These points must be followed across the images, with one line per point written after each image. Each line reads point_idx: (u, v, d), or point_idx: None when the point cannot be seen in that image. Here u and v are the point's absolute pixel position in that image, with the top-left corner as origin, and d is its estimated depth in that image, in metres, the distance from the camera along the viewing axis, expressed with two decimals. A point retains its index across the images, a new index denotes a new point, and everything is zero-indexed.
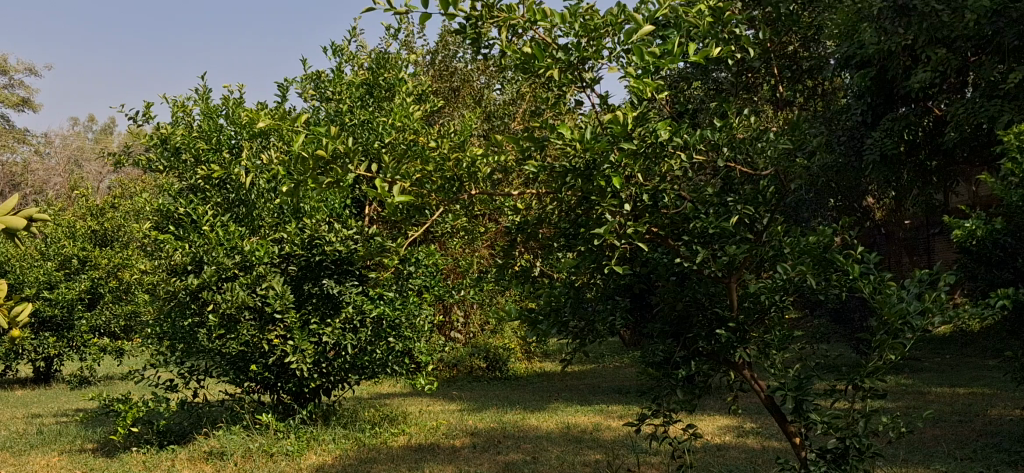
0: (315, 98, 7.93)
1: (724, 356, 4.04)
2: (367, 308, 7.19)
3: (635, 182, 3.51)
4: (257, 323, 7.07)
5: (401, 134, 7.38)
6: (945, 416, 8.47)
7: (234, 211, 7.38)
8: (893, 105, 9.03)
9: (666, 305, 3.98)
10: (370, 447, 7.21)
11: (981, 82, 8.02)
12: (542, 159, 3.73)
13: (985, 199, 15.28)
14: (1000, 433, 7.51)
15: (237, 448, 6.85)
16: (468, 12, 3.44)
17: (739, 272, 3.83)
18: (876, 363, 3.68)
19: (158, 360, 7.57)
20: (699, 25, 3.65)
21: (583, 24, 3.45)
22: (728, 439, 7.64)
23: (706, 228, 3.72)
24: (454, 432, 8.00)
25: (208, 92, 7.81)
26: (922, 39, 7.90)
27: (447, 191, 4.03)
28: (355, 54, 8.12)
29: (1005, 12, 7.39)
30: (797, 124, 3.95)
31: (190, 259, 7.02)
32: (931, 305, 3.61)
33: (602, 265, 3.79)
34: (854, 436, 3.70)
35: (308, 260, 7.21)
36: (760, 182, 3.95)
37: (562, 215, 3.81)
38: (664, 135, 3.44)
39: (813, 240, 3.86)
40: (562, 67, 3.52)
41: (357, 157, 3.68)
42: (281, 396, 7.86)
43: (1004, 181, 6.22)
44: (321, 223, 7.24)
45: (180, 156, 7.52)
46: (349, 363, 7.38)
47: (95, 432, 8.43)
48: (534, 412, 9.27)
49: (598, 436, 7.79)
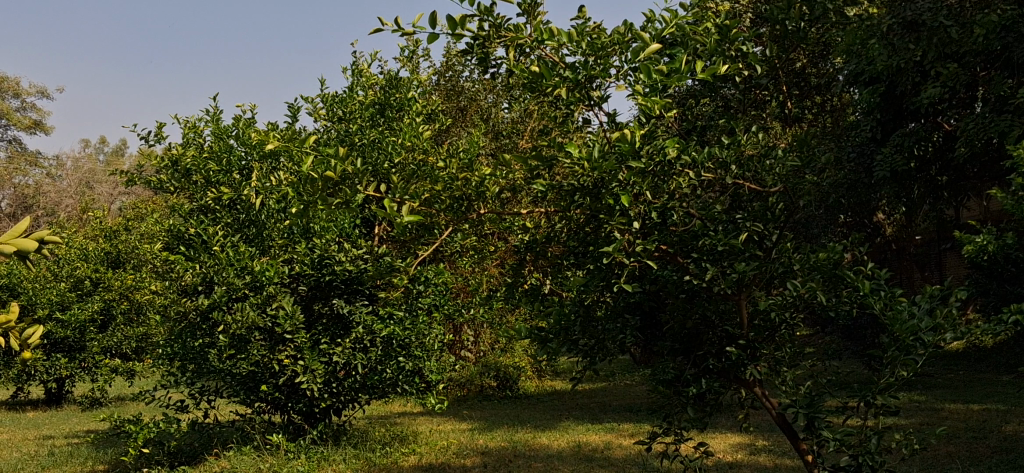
0: (327, 118, 7.97)
1: (735, 372, 4.03)
2: (378, 328, 7.22)
3: (643, 200, 3.56)
4: (268, 343, 7.09)
5: (410, 153, 7.42)
6: (959, 432, 8.42)
7: (245, 232, 7.39)
8: (902, 120, 9.14)
9: (676, 323, 3.97)
10: (380, 467, 7.19)
11: (991, 97, 8.02)
12: (550, 179, 3.76)
13: (997, 213, 15.25)
14: (1013, 450, 7.46)
15: (248, 468, 6.85)
16: (476, 32, 3.48)
17: (749, 289, 3.88)
18: (888, 380, 3.67)
19: (169, 380, 7.59)
20: (706, 43, 3.67)
21: (590, 43, 3.49)
22: (740, 457, 7.61)
23: (715, 245, 3.70)
24: (465, 451, 7.99)
25: (219, 113, 7.88)
26: (931, 54, 7.95)
27: (456, 210, 4.04)
28: (370, 74, 8.17)
29: (1015, 26, 7.45)
30: (806, 141, 3.96)
31: (201, 279, 7.07)
32: (943, 321, 3.60)
33: (611, 283, 3.78)
34: (867, 453, 3.69)
35: (318, 280, 7.26)
36: (769, 198, 3.96)
37: (571, 233, 3.81)
38: (672, 153, 3.50)
39: (822, 257, 3.90)
40: (570, 86, 3.54)
41: (365, 178, 3.72)
42: (292, 416, 7.89)
43: (1015, 196, 6.19)
44: (331, 243, 7.27)
45: (190, 177, 7.61)
46: (360, 382, 7.42)
47: (107, 453, 8.46)
48: (545, 431, 9.25)
49: (609, 455, 7.76)
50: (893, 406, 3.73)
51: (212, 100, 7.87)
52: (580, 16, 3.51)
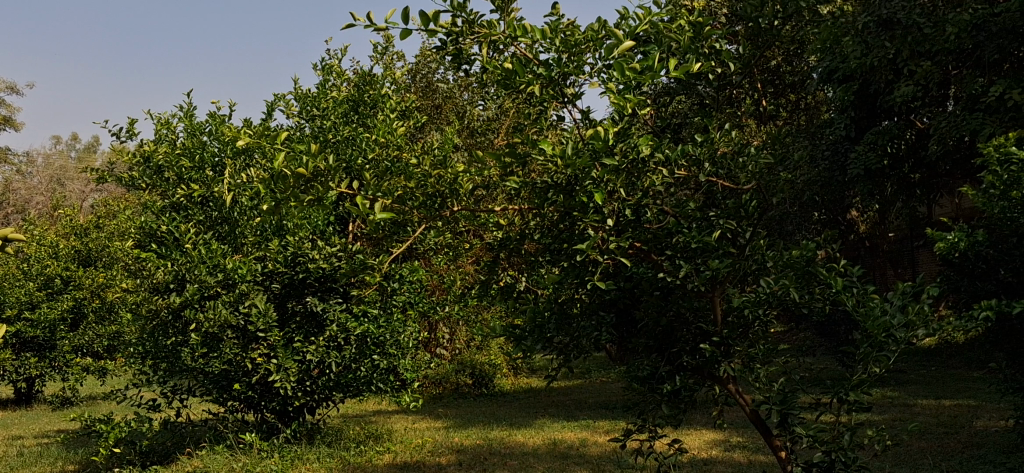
0: (300, 115, 7.92)
1: (709, 370, 4.02)
2: (352, 326, 7.21)
3: (617, 197, 3.55)
4: (240, 341, 7.04)
5: (384, 150, 7.38)
6: (931, 428, 8.51)
7: (218, 229, 7.37)
8: (876, 119, 9.42)
9: (651, 320, 3.96)
10: (355, 466, 7.16)
11: (963, 94, 8.16)
12: (524, 176, 3.75)
13: (969, 211, 15.44)
14: (983, 445, 7.54)
15: (221, 468, 6.80)
16: (449, 28, 3.46)
17: (722, 286, 3.84)
18: (861, 375, 3.69)
19: (140, 379, 7.51)
20: (680, 40, 3.68)
21: (563, 39, 3.47)
22: (714, 453, 7.65)
23: (689, 242, 3.68)
24: (439, 449, 7.97)
25: (193, 109, 7.82)
26: (905, 52, 8.03)
27: (430, 207, 4.01)
28: (343, 70, 8.14)
29: (985, 26, 7.58)
30: (778, 138, 3.97)
31: (172, 277, 6.99)
32: (914, 318, 3.66)
33: (586, 280, 3.75)
34: (840, 450, 3.72)
35: (292, 278, 7.21)
36: (742, 196, 3.96)
37: (546, 231, 3.82)
38: (645, 151, 3.48)
39: (795, 254, 3.88)
40: (543, 83, 3.53)
41: (337, 175, 3.68)
42: (266, 415, 7.83)
43: (985, 192, 6.29)
44: (304, 240, 7.21)
45: (162, 174, 7.50)
46: (333, 381, 7.39)
47: (77, 453, 8.38)
48: (520, 428, 9.27)
49: (585, 452, 7.78)
50: (865, 404, 3.75)
51: (185, 96, 7.82)
52: (554, 13, 3.49)
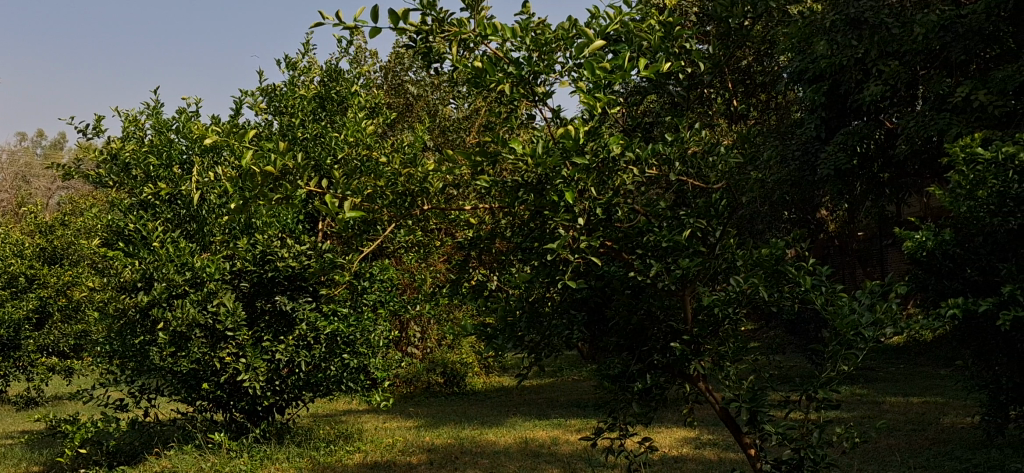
0: (269, 112, 7.86)
1: (680, 368, 4.02)
2: (322, 325, 7.17)
3: (588, 197, 3.51)
4: (208, 340, 6.98)
5: (354, 149, 7.35)
6: (899, 425, 8.60)
7: (185, 227, 7.30)
8: (846, 118, 9.47)
9: (621, 319, 3.95)
10: (325, 465, 7.13)
11: (930, 95, 8.28)
12: (493, 175, 3.73)
13: (936, 210, 15.64)
14: (950, 441, 7.63)
15: (189, 468, 6.73)
16: (418, 27, 3.43)
17: (693, 285, 3.82)
18: (830, 374, 3.72)
19: (108, 379, 7.40)
20: (650, 40, 3.68)
21: (534, 38, 3.46)
22: (684, 451, 7.68)
23: (659, 241, 3.69)
24: (410, 449, 7.95)
25: (160, 106, 7.73)
26: (873, 52, 8.11)
27: (399, 206, 3.95)
28: (309, 67, 8.08)
29: (952, 27, 7.70)
30: (747, 137, 3.98)
31: (140, 275, 6.92)
32: (883, 316, 3.69)
33: (556, 279, 3.74)
34: (809, 447, 3.76)
35: (261, 276, 7.17)
36: (712, 195, 3.95)
37: (516, 230, 3.81)
38: (615, 150, 3.48)
39: (765, 253, 3.89)
40: (514, 82, 3.48)
41: (306, 173, 3.60)
42: (234, 415, 7.75)
43: (952, 191, 6.37)
44: (273, 239, 7.17)
45: (130, 171, 7.39)
46: (303, 380, 7.34)
47: (42, 455, 8.26)
48: (492, 427, 9.25)
49: (556, 450, 7.80)
50: (833, 401, 3.77)
51: (152, 93, 7.73)
52: (525, 11, 3.47)
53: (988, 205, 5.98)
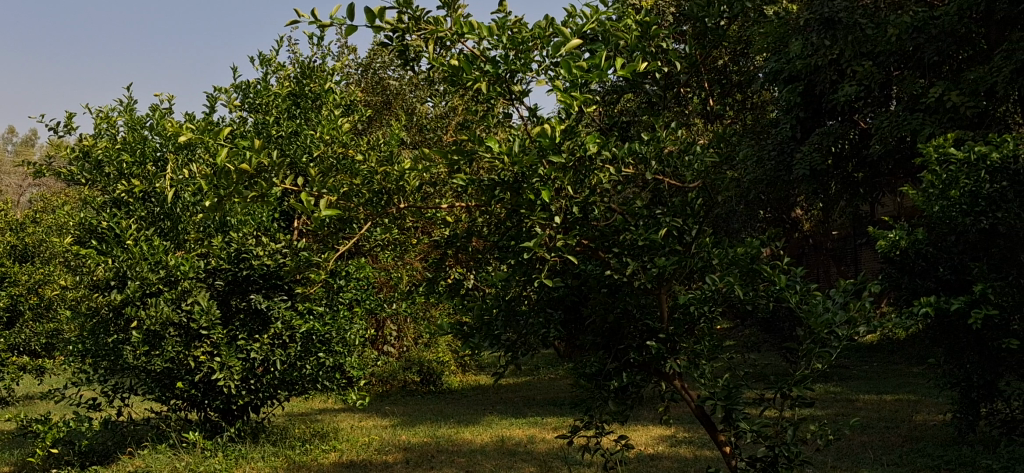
0: (243, 109, 7.81)
1: (656, 366, 4.03)
2: (297, 323, 7.13)
3: (565, 195, 3.52)
4: (183, 339, 6.94)
5: (330, 147, 7.33)
6: (873, 422, 8.66)
7: (159, 225, 7.23)
8: (821, 118, 9.52)
9: (598, 318, 3.94)
10: (301, 464, 7.09)
11: (904, 95, 8.38)
12: (470, 173, 3.73)
13: (909, 210, 15.79)
14: (922, 439, 7.70)
15: (163, 467, 6.67)
16: (395, 25, 3.42)
17: (670, 283, 3.82)
18: (804, 372, 3.74)
19: (80, 378, 7.31)
20: (627, 40, 3.69)
21: (511, 37, 3.45)
22: (660, 449, 7.71)
23: (636, 239, 3.69)
24: (387, 448, 7.93)
25: (133, 103, 7.67)
26: (848, 52, 8.18)
27: (375, 205, 3.92)
28: (283, 65, 8.04)
29: (924, 28, 7.81)
30: (723, 137, 3.99)
31: (113, 274, 6.85)
32: (857, 314, 3.72)
33: (532, 278, 3.73)
34: (784, 445, 3.79)
35: (235, 275, 7.13)
36: (688, 194, 3.95)
37: (493, 229, 3.80)
38: (592, 149, 3.48)
39: (740, 251, 3.90)
40: (491, 81, 3.47)
41: (281, 171, 3.56)
42: (209, 414, 7.69)
43: (924, 191, 6.44)
44: (248, 237, 7.13)
45: (102, 169, 7.31)
46: (278, 379, 7.29)
47: (13, 455, 8.16)
48: (468, 426, 9.23)
49: (533, 448, 7.81)
50: (807, 399, 3.80)
51: (125, 89, 7.66)
52: (501, 9, 3.46)
53: (960, 205, 6.09)
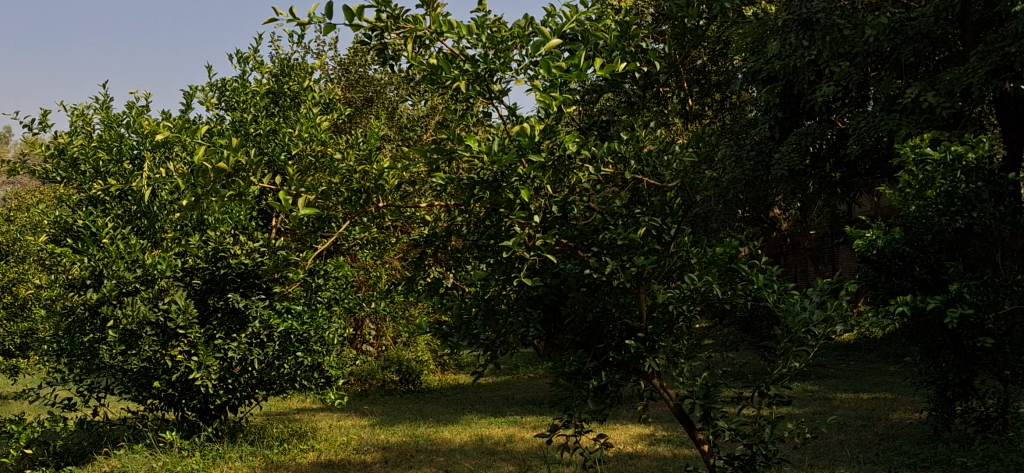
0: (221, 107, 7.76)
1: (635, 365, 4.04)
2: (275, 322, 7.09)
3: (544, 194, 3.51)
4: (160, 338, 6.89)
5: (308, 145, 7.30)
6: (850, 421, 8.72)
7: (136, 224, 7.15)
8: (799, 118, 9.57)
9: (577, 317, 3.93)
10: (278, 464, 7.05)
11: (881, 96, 8.45)
12: (449, 171, 3.72)
13: (887, 210, 15.91)
14: (899, 437, 7.76)
15: (140, 467, 6.62)
16: (373, 23, 3.40)
17: (648, 283, 3.81)
18: (782, 370, 3.75)
19: (55, 378, 7.23)
20: (607, 39, 3.69)
21: (490, 36, 3.44)
22: (639, 447, 7.73)
23: (615, 239, 3.70)
24: (365, 447, 7.91)
25: (109, 100, 7.60)
26: (826, 53, 8.23)
27: (353, 204, 3.87)
28: (262, 62, 8.00)
29: (902, 29, 7.89)
30: (702, 137, 3.99)
31: (89, 273, 6.76)
32: (833, 313, 3.74)
33: (512, 277, 3.73)
34: (762, 443, 3.82)
35: (212, 274, 7.10)
36: (666, 193, 3.95)
37: (472, 228, 3.79)
38: (572, 148, 3.47)
39: (719, 251, 3.90)
40: (470, 79, 3.47)
41: (259, 169, 3.53)
42: (185, 414, 7.63)
43: (901, 192, 6.49)
44: (225, 236, 7.10)
45: (78, 167, 7.24)
46: (256, 378, 7.25)
47: None
48: (447, 425, 9.21)
49: (511, 448, 7.80)
50: (784, 398, 3.81)
51: (101, 86, 7.60)
52: (481, 8, 3.45)
53: (937, 205, 6.30)
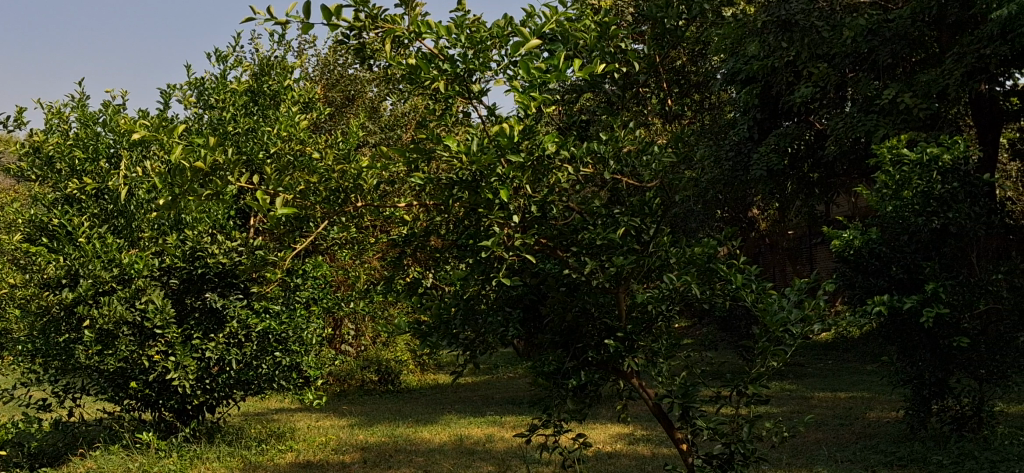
0: (199, 105, 7.72)
1: (614, 364, 4.03)
2: (253, 322, 7.06)
3: (523, 194, 3.51)
4: (136, 338, 6.84)
5: (287, 144, 7.28)
6: (827, 420, 8.79)
7: (113, 223, 7.10)
8: (777, 119, 9.62)
9: (556, 317, 3.92)
10: (256, 464, 7.02)
11: (858, 97, 8.53)
12: (427, 171, 3.71)
13: (864, 210, 16.03)
14: (875, 435, 7.82)
15: (116, 468, 6.58)
16: (351, 22, 3.37)
17: (628, 282, 3.81)
18: (760, 369, 3.77)
19: (29, 378, 7.16)
20: (586, 39, 3.69)
21: (469, 36, 3.42)
22: (618, 447, 7.75)
23: (594, 238, 3.72)
24: (343, 447, 7.89)
25: (85, 98, 7.53)
26: (804, 54, 8.28)
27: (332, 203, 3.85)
28: (240, 61, 7.96)
29: (878, 31, 8.02)
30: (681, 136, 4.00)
31: (65, 272, 6.71)
32: (811, 313, 3.75)
33: (491, 277, 3.72)
34: (740, 442, 3.85)
35: (190, 273, 7.03)
36: (645, 193, 3.95)
37: (451, 227, 3.77)
38: (550, 148, 3.46)
39: (697, 250, 3.91)
40: (448, 79, 3.46)
41: (236, 168, 3.50)
42: (162, 414, 7.58)
43: (878, 192, 6.55)
44: (203, 235, 7.05)
45: (53, 165, 7.17)
46: (233, 378, 7.21)
47: None
48: (426, 425, 9.20)
49: (490, 447, 7.81)
50: (762, 396, 3.83)
51: (76, 84, 7.53)
52: (460, 8, 3.44)
53: (913, 205, 6.38)
